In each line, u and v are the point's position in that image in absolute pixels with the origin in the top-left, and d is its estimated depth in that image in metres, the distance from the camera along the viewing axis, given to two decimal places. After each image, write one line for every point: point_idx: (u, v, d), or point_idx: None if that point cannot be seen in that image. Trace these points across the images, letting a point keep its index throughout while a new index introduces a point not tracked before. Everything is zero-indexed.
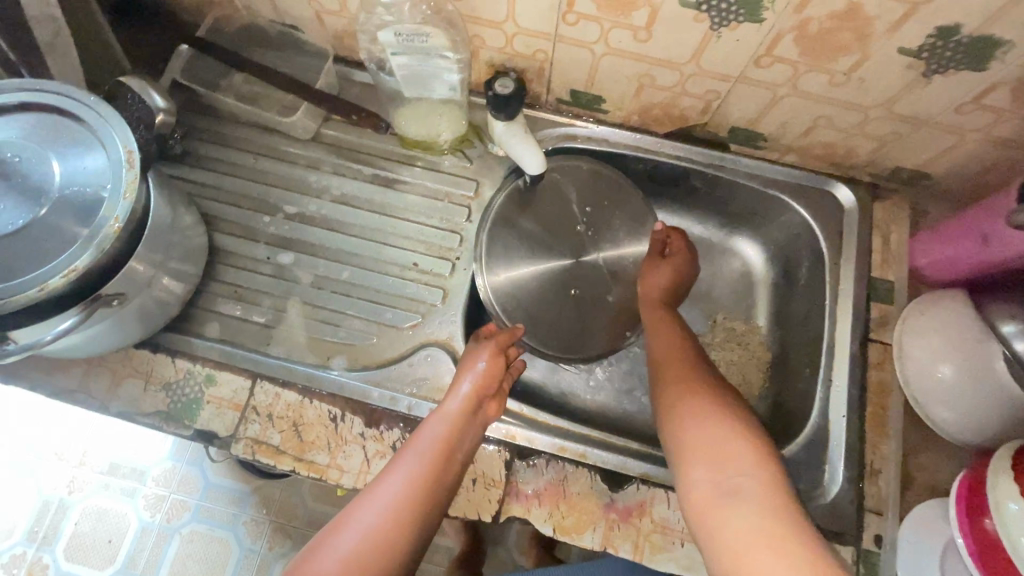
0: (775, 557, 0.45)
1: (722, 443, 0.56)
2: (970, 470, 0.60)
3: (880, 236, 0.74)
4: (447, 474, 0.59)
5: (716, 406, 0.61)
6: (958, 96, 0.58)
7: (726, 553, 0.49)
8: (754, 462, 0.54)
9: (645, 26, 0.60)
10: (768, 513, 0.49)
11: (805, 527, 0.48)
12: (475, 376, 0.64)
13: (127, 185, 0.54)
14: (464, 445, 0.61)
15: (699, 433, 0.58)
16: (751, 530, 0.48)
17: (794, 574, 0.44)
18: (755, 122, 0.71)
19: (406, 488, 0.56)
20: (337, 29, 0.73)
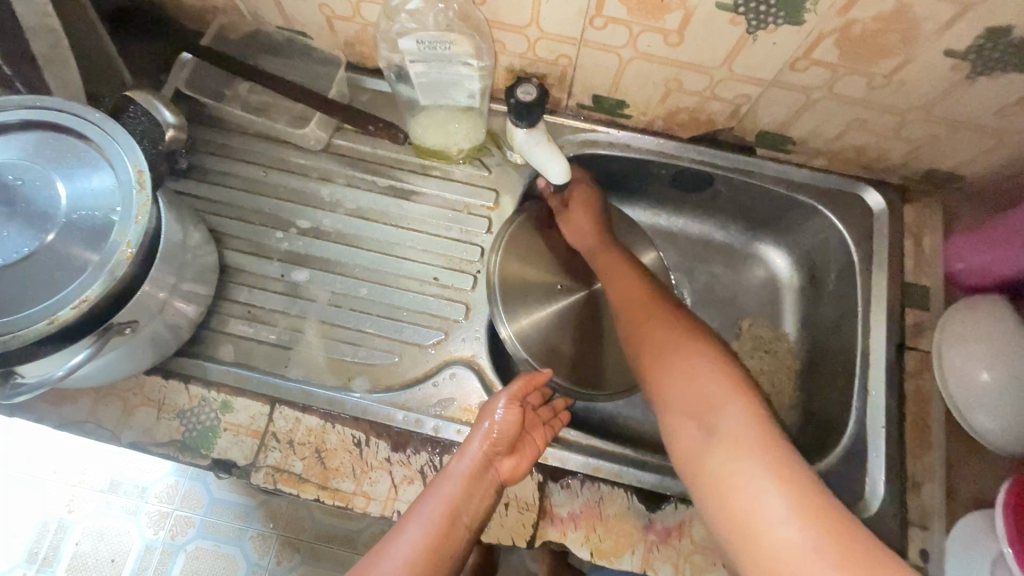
0: (760, 493, 0.48)
1: (699, 383, 0.56)
2: (1017, 480, 0.59)
3: (913, 240, 0.72)
4: (455, 545, 0.54)
5: (693, 351, 0.59)
6: (1003, 98, 0.56)
7: (711, 487, 0.51)
8: (736, 403, 0.54)
9: (678, 30, 0.57)
10: (752, 453, 0.50)
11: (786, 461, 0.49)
12: (486, 433, 0.59)
13: (139, 208, 0.51)
14: (476, 510, 0.56)
15: (679, 380, 0.58)
16: (734, 466, 0.50)
17: (778, 506, 0.46)
18: (785, 126, 0.69)
19: (410, 558, 0.52)
20: (349, 35, 0.70)
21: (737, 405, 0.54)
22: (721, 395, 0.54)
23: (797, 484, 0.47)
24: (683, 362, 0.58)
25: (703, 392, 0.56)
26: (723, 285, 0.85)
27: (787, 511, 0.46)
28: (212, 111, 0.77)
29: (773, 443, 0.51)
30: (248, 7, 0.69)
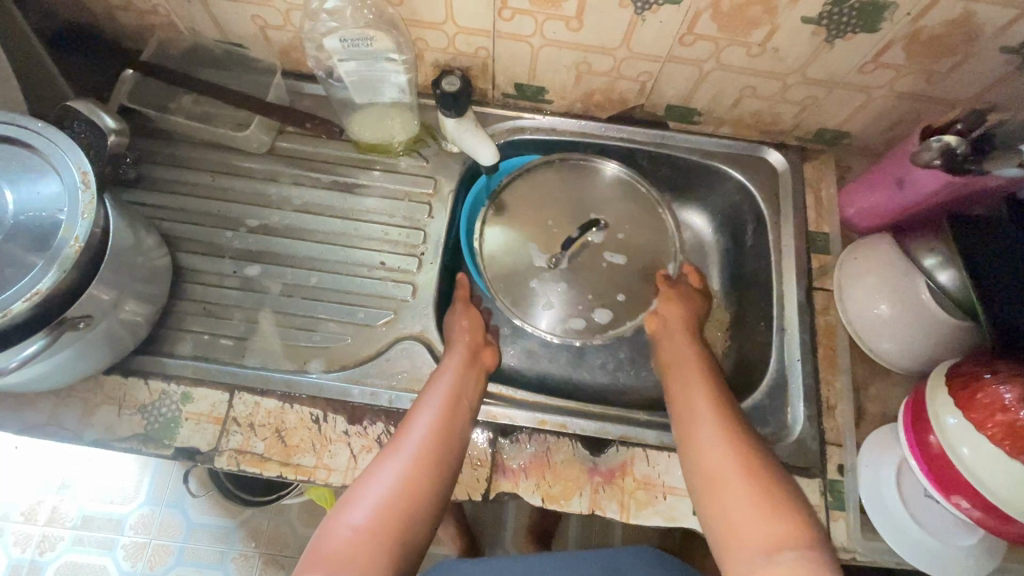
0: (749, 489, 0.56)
1: (727, 457, 0.58)
2: (912, 394, 0.66)
3: (813, 193, 0.81)
4: (460, 423, 0.63)
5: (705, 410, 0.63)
6: (860, 57, 0.64)
7: (728, 541, 0.55)
8: (729, 448, 0.59)
9: (576, 16, 0.64)
10: (760, 487, 0.56)
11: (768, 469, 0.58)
12: (466, 334, 0.72)
13: (85, 206, 0.55)
14: (469, 403, 0.65)
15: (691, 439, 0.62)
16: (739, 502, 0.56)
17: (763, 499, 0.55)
18: (688, 98, 0.76)
19: (426, 439, 0.60)
20: (283, 43, 0.75)
21: (749, 473, 0.57)
22: (716, 436, 0.60)
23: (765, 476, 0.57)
24: (708, 438, 0.61)
25: (725, 471, 0.58)
26: None
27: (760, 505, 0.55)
28: (156, 123, 0.80)
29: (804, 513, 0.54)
30: (185, 22, 0.74)
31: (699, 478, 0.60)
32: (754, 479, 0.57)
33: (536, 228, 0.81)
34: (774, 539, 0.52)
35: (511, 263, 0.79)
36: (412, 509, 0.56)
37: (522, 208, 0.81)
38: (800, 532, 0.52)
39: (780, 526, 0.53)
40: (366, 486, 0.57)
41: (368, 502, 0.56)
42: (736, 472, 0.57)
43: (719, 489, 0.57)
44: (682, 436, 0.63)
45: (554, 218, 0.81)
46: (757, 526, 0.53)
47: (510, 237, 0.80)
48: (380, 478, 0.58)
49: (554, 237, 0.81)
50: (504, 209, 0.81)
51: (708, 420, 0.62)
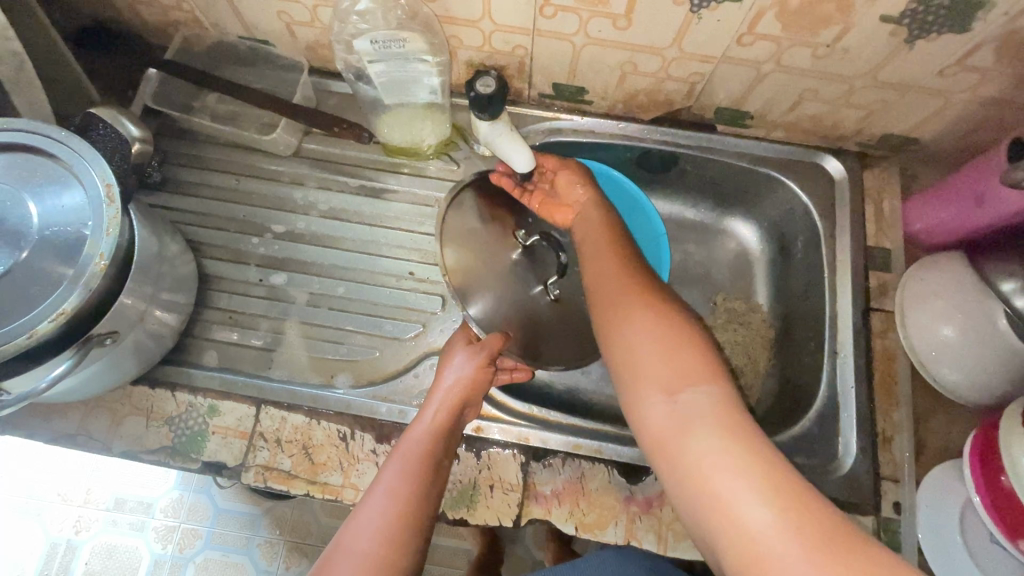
0: (676, 361, 0.49)
1: (637, 315, 0.53)
2: (982, 428, 0.61)
3: (873, 205, 0.75)
4: (437, 477, 0.58)
5: (626, 288, 0.56)
6: (942, 60, 0.58)
7: (653, 428, 0.47)
8: (654, 322, 0.52)
9: (624, 14, 0.59)
10: (685, 359, 0.49)
11: (699, 339, 0.51)
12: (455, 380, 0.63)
13: (109, 221, 0.52)
14: (446, 456, 0.60)
15: (610, 316, 0.55)
16: (659, 377, 0.49)
17: (688, 369, 0.48)
18: (741, 100, 0.70)
19: (404, 484, 0.55)
20: (310, 40, 0.71)
21: (660, 320, 0.52)
22: (639, 311, 0.53)
23: (697, 350, 0.50)
24: (634, 312, 0.54)
25: (632, 324, 0.53)
26: (697, 263, 0.85)
27: (693, 384, 0.47)
28: (182, 124, 0.78)
29: (708, 350, 0.50)
30: (209, 19, 0.71)
31: (609, 341, 0.54)
32: (687, 349, 0.50)
33: (500, 284, 0.70)
34: (713, 418, 0.45)
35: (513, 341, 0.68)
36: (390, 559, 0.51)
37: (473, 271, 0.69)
38: (710, 369, 0.48)
39: (689, 367, 0.48)
40: (345, 539, 0.52)
41: (349, 553, 0.51)
42: (644, 319, 0.53)
43: (629, 343, 0.52)
44: (596, 300, 0.58)
45: (497, 259, 0.71)
46: (665, 370, 0.49)
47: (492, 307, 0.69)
48: (358, 524, 0.53)
49: (510, 280, 0.71)
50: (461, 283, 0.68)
51: (614, 283, 0.57)
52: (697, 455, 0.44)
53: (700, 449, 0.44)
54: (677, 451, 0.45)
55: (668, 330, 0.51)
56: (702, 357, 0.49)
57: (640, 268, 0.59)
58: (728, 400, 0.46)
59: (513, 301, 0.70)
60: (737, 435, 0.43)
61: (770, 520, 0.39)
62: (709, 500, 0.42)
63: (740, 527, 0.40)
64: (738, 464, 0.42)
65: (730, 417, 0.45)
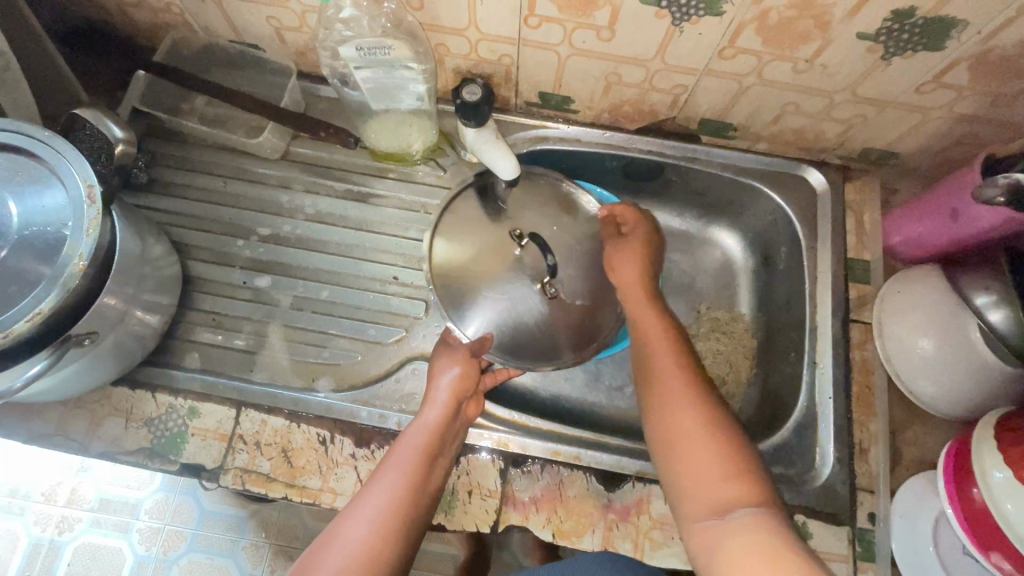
0: (725, 479, 0.52)
1: (690, 426, 0.56)
2: (956, 439, 0.62)
3: (854, 217, 0.76)
4: (432, 478, 0.59)
5: (682, 395, 0.59)
6: (919, 76, 0.59)
7: (698, 536, 0.51)
8: (707, 435, 0.56)
9: (608, 25, 0.59)
10: (732, 476, 0.53)
11: (747, 456, 0.54)
12: (450, 383, 0.64)
13: (89, 221, 0.53)
14: (446, 458, 0.61)
15: (663, 421, 0.58)
16: (709, 491, 0.53)
17: (734, 489, 0.52)
18: (724, 112, 0.71)
19: (401, 481, 0.57)
20: (299, 45, 0.72)
21: (712, 433, 0.56)
22: (690, 423, 0.57)
23: (742, 467, 0.53)
24: (689, 423, 0.57)
25: (686, 433, 0.56)
26: (682, 272, 0.86)
27: (739, 502, 0.50)
28: (169, 125, 0.79)
29: (756, 467, 0.54)
30: (199, 22, 0.71)
31: (660, 445, 0.58)
32: (734, 467, 0.53)
33: (494, 286, 0.69)
34: (755, 533, 0.47)
35: (512, 346, 0.68)
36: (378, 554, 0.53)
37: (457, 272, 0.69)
38: (755, 489, 0.52)
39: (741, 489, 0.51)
40: (343, 526, 0.54)
41: (344, 542, 0.53)
42: (697, 432, 0.56)
43: (679, 452, 0.56)
44: (648, 399, 0.61)
45: (486, 259, 0.69)
46: (717, 488, 0.52)
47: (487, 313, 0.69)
48: (359, 516, 0.54)
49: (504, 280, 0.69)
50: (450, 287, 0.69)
51: (666, 386, 0.60)
52: (731, 561, 0.47)
53: (733, 556, 0.47)
54: (716, 558, 0.48)
55: (717, 443, 0.55)
56: (756, 481, 0.52)
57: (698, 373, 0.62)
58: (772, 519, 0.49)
59: (513, 305, 0.68)
60: (778, 545, 0.46)
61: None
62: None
63: None
64: (769, 570, 0.44)
65: (770, 532, 0.47)
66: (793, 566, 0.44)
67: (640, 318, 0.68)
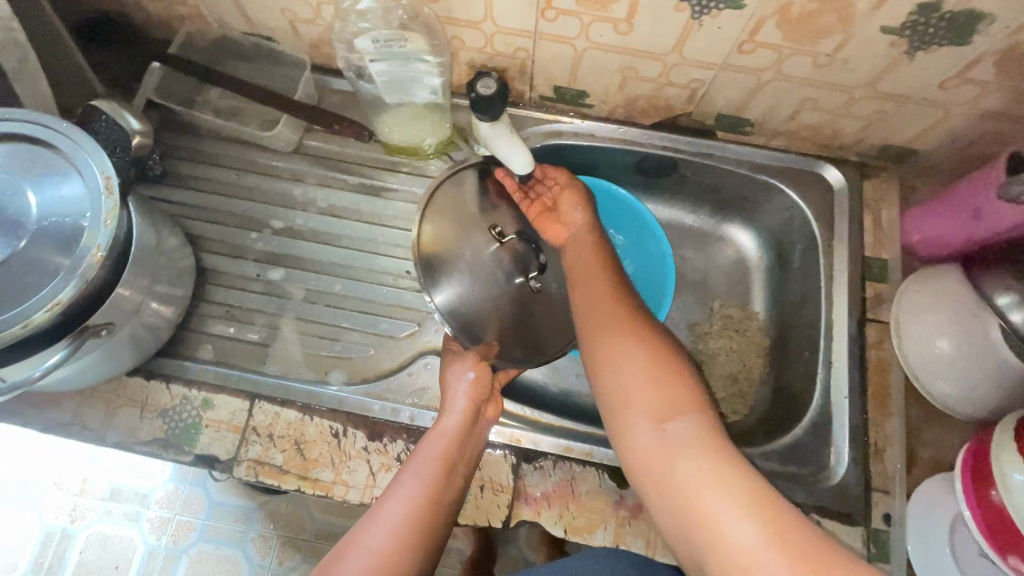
0: (661, 390, 0.51)
1: (620, 344, 0.56)
2: (973, 441, 0.61)
3: (871, 215, 0.75)
4: (451, 488, 0.57)
5: (615, 320, 0.58)
6: (943, 71, 0.58)
7: (641, 461, 0.49)
8: (639, 349, 0.55)
9: (626, 18, 0.59)
10: (666, 389, 0.51)
11: (684, 368, 0.54)
12: (468, 389, 0.62)
13: (107, 212, 0.53)
14: (466, 468, 0.59)
15: (598, 346, 0.57)
16: (643, 406, 0.51)
17: (669, 400, 0.51)
18: (741, 108, 0.71)
19: (422, 492, 0.55)
20: (313, 38, 0.71)
21: (647, 350, 0.55)
22: (623, 344, 0.56)
23: (681, 380, 0.52)
24: (621, 344, 0.56)
25: (620, 345, 0.55)
26: (694, 269, 0.85)
27: (680, 416, 0.49)
28: (184, 118, 0.79)
29: (692, 379, 0.53)
30: (214, 14, 0.71)
31: (596, 360, 0.56)
32: (671, 379, 0.52)
33: (480, 286, 0.69)
34: (703, 445, 0.47)
35: (503, 342, 0.68)
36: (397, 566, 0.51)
37: (453, 274, 0.68)
38: (692, 398, 0.51)
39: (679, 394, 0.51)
40: (362, 534, 0.52)
41: (365, 550, 0.51)
42: (628, 349, 0.55)
43: (612, 373, 0.54)
44: (585, 324, 0.60)
45: (475, 256, 0.69)
46: (651, 401, 0.51)
47: (480, 312, 0.68)
48: (380, 523, 0.53)
49: (489, 278, 0.69)
50: (441, 288, 0.68)
51: (601, 307, 0.60)
52: (686, 480, 0.45)
53: (686, 472, 0.46)
54: (667, 478, 0.47)
55: (648, 358, 0.54)
56: (692, 386, 0.52)
57: (630, 296, 0.62)
58: (714, 427, 0.49)
59: (500, 300, 0.69)
60: (724, 458, 0.46)
61: (754, 536, 0.41)
62: (692, 517, 0.44)
63: (727, 545, 0.41)
64: (727, 486, 0.44)
65: (715, 443, 0.47)
66: (739, 481, 0.44)
67: (580, 244, 0.69)
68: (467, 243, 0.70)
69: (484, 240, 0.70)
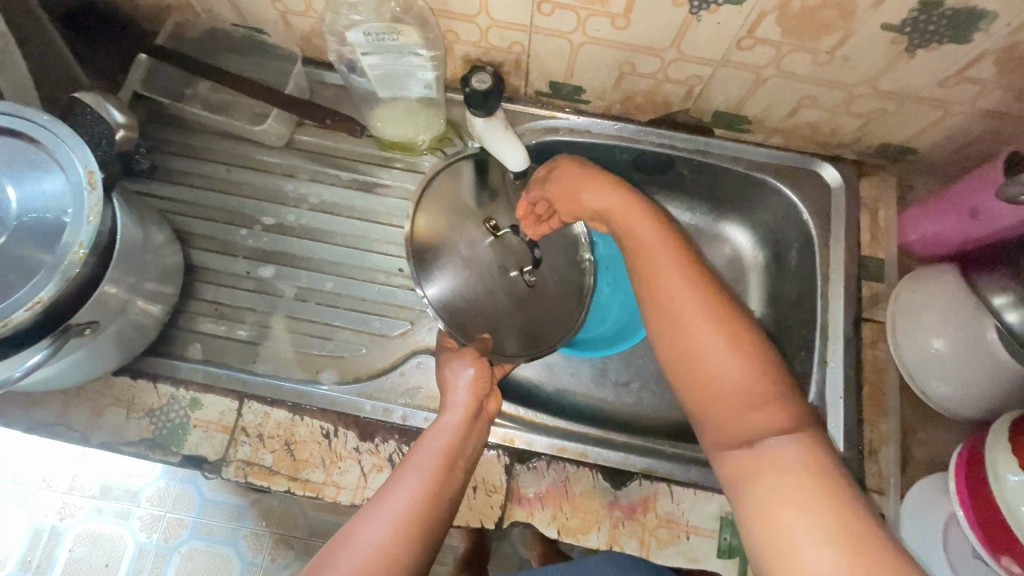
0: (760, 404, 0.50)
1: (716, 349, 0.51)
2: (968, 441, 0.61)
3: (868, 214, 0.74)
4: (452, 483, 0.56)
5: (703, 319, 0.53)
6: (943, 70, 0.57)
7: (735, 467, 0.50)
8: (733, 357, 0.51)
9: (623, 13, 0.58)
10: (765, 401, 0.50)
11: (780, 377, 0.51)
12: (468, 383, 0.61)
13: (90, 208, 0.51)
14: (467, 463, 0.58)
15: (682, 346, 0.53)
16: (741, 417, 0.50)
17: (769, 414, 0.49)
18: (739, 105, 0.70)
19: (422, 487, 0.54)
20: (304, 30, 0.70)
21: (745, 356, 0.51)
22: (717, 349, 0.52)
23: (779, 393, 0.50)
24: (714, 348, 0.52)
25: (708, 343, 0.52)
26: None
27: (777, 432, 0.48)
28: (171, 111, 0.77)
29: (790, 388, 0.51)
30: (202, 5, 0.69)
31: (679, 364, 0.53)
32: (767, 390, 0.50)
33: (473, 278, 0.67)
34: (795, 467, 0.46)
35: (496, 336, 0.67)
36: (394, 561, 0.49)
37: (446, 266, 0.66)
38: (789, 414, 0.50)
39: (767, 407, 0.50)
40: (360, 527, 0.50)
41: (362, 541, 0.49)
42: (723, 356, 0.51)
43: (705, 381, 0.52)
44: (661, 318, 0.54)
45: (468, 248, 0.67)
46: (749, 414, 0.50)
47: (473, 306, 0.66)
48: (379, 516, 0.51)
49: (482, 270, 0.67)
50: (433, 279, 0.65)
51: (682, 305, 0.53)
52: (771, 499, 0.45)
53: (767, 490, 0.46)
54: (752, 493, 0.47)
55: (749, 367, 0.51)
56: (787, 399, 0.50)
57: (716, 288, 0.55)
58: (811, 444, 0.48)
59: (493, 293, 0.67)
60: (817, 482, 0.45)
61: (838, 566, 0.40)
62: (772, 536, 0.44)
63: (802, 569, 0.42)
64: (812, 514, 0.43)
65: (815, 464, 0.46)
66: (830, 506, 0.43)
67: (616, 210, 0.61)
68: (459, 234, 0.68)
69: (478, 232, 0.68)
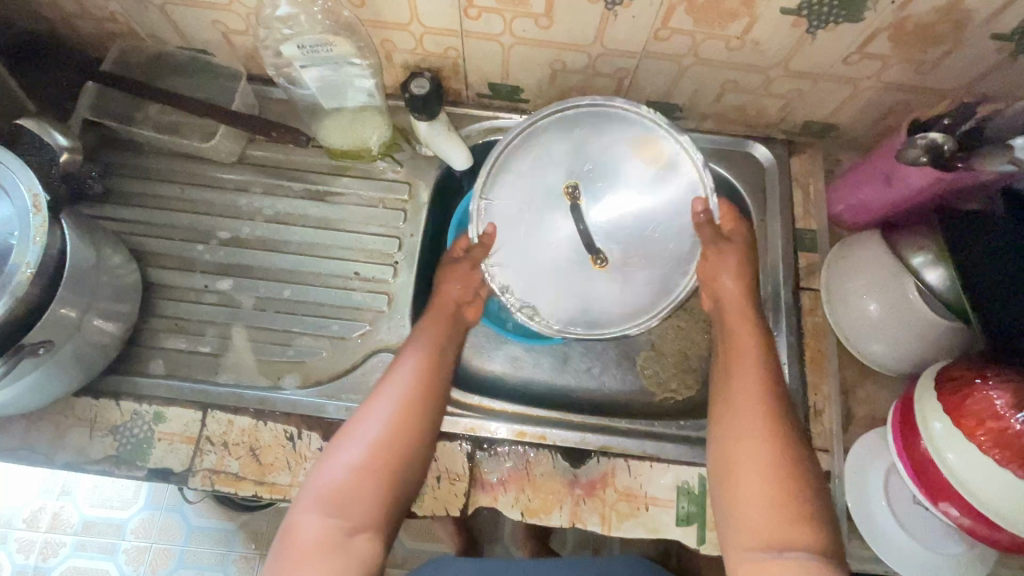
0: (789, 524, 0.53)
1: (755, 467, 0.56)
2: (903, 395, 0.64)
3: (801, 189, 0.78)
4: (434, 386, 0.65)
5: (755, 447, 0.57)
6: (845, 48, 0.61)
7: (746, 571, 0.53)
8: (777, 477, 0.55)
9: (545, 13, 0.61)
10: (789, 520, 0.53)
11: (813, 504, 0.54)
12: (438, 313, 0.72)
13: (36, 230, 0.53)
14: (444, 372, 0.67)
15: (726, 456, 0.59)
16: (760, 526, 0.54)
17: (794, 534, 0.52)
18: (668, 93, 0.73)
19: (404, 391, 0.63)
20: (247, 49, 0.72)
21: (783, 478, 0.55)
22: (762, 474, 0.55)
23: (803, 511, 0.53)
24: (755, 473, 0.56)
25: (750, 480, 0.56)
26: None
27: (798, 546, 0.51)
28: (121, 134, 0.78)
29: (823, 513, 0.53)
30: (145, 30, 0.71)
31: (721, 471, 0.59)
32: (795, 510, 0.53)
33: (539, 240, 0.69)
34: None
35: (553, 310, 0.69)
36: (391, 458, 0.59)
37: (513, 220, 0.69)
38: (817, 542, 0.51)
39: (795, 516, 0.53)
40: (354, 434, 0.60)
41: (358, 445, 0.59)
42: (758, 477, 0.56)
43: (738, 491, 0.56)
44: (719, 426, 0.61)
45: (539, 209, 0.68)
46: (765, 526, 0.53)
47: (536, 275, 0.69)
48: (366, 425, 0.60)
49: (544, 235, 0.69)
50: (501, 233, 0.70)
51: (746, 430, 0.58)
52: None
53: None
54: None
55: (782, 492, 0.54)
56: (818, 525, 0.53)
57: (787, 416, 0.59)
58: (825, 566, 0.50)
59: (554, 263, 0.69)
60: None
61: None
62: None
63: None
64: None
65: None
66: None
67: (728, 320, 0.68)
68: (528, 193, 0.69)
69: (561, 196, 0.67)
